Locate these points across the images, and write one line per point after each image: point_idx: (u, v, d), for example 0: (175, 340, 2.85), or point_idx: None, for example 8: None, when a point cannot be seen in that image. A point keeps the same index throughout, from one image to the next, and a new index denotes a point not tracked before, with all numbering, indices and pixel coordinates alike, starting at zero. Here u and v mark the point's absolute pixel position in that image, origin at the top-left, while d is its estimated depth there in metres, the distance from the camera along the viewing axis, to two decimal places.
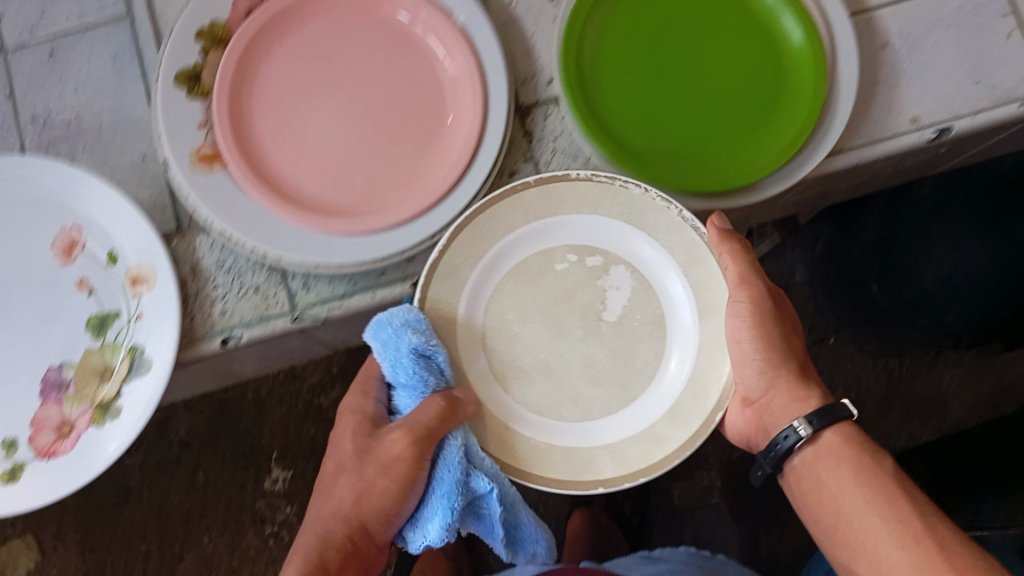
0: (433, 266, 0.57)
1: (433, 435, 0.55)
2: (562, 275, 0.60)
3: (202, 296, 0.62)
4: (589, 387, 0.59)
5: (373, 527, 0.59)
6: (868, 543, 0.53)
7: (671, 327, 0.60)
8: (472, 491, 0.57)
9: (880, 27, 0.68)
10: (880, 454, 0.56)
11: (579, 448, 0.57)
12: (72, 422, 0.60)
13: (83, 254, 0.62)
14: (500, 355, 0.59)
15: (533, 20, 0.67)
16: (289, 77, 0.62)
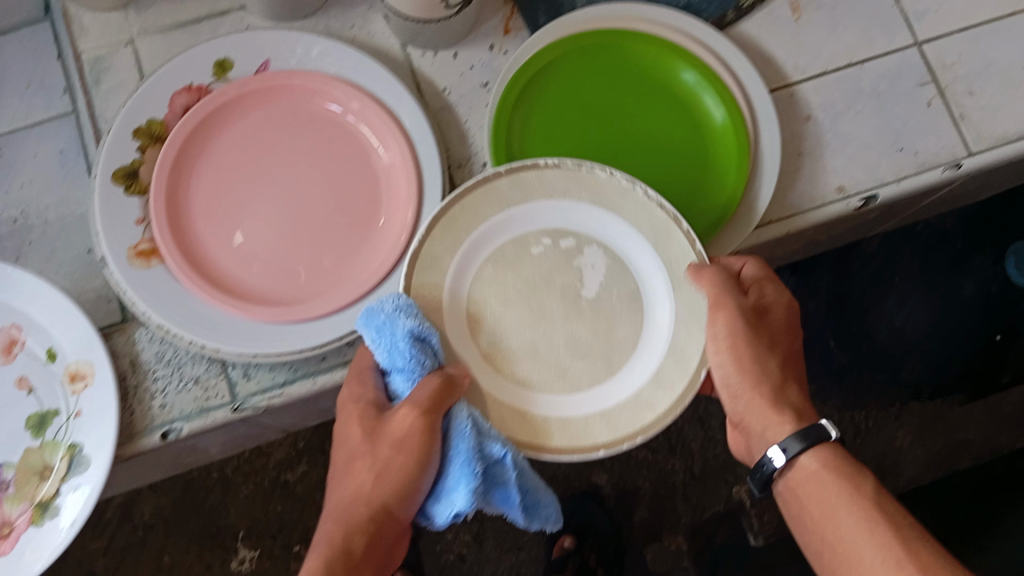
0: (413, 254, 0.54)
1: (436, 406, 0.49)
2: (539, 259, 0.56)
3: (142, 390, 0.62)
4: (577, 362, 0.55)
5: (397, 511, 0.50)
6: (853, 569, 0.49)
7: (648, 301, 0.56)
8: (489, 454, 0.50)
9: (802, 101, 0.70)
10: (862, 476, 0.52)
11: (573, 420, 0.53)
12: (12, 523, 0.60)
13: (23, 353, 0.62)
14: (485, 336, 0.55)
15: (467, 107, 0.68)
16: (226, 171, 0.63)
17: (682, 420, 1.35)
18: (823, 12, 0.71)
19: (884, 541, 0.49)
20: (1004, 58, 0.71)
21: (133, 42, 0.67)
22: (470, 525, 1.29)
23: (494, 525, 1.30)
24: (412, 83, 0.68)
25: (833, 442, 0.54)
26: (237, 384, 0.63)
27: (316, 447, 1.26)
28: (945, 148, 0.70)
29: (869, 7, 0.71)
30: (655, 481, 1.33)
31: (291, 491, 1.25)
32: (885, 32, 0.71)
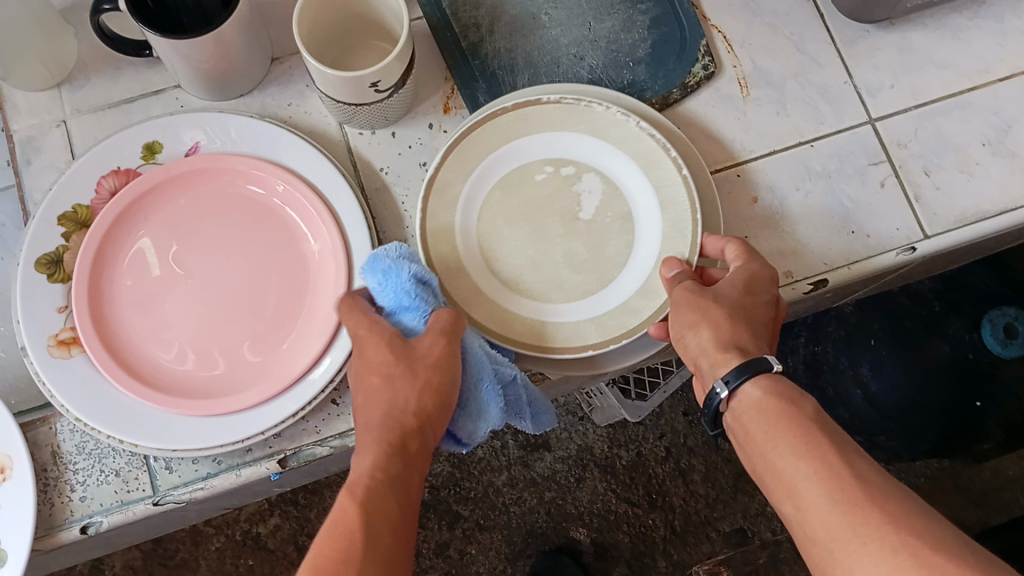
0: (429, 181, 0.61)
1: (454, 325, 0.54)
2: (541, 185, 0.64)
3: (61, 483, 0.61)
4: (571, 275, 0.62)
5: (437, 419, 0.52)
6: (797, 491, 0.46)
7: (637, 224, 0.63)
8: (502, 373, 0.57)
9: (747, 182, 0.68)
10: (803, 397, 0.50)
11: (567, 322, 0.61)
12: None
13: None
14: (491, 252, 0.63)
15: (404, 187, 0.68)
16: (154, 257, 0.63)
17: (663, 473, 1.32)
18: (771, 89, 0.70)
19: (828, 465, 0.45)
20: (960, 135, 0.69)
21: (65, 122, 0.68)
22: None
23: None
24: (350, 163, 0.68)
25: (773, 372, 0.51)
26: (160, 476, 0.61)
27: (288, 500, 1.24)
28: (899, 228, 0.67)
29: (819, 83, 0.70)
30: (634, 537, 1.30)
31: (263, 545, 1.23)
32: (836, 109, 0.69)
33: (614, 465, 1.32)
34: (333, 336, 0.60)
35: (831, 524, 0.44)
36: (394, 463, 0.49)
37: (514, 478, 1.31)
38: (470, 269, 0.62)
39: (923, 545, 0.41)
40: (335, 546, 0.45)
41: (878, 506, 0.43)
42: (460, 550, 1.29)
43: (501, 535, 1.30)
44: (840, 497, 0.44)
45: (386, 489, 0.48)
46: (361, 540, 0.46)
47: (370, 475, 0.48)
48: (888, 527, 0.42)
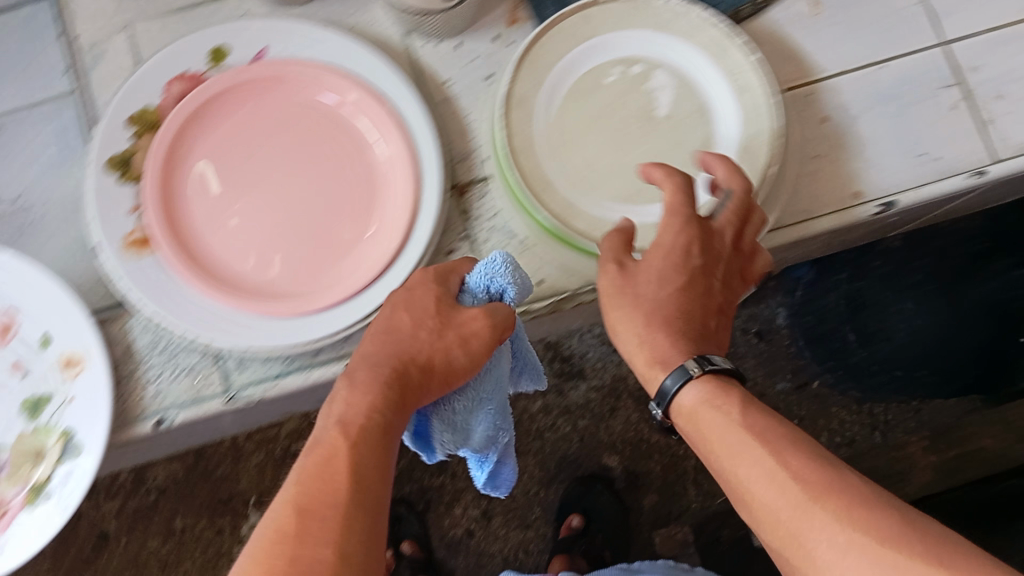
0: (505, 97, 0.61)
1: (504, 323, 0.55)
2: (613, 87, 0.63)
3: (135, 378, 0.63)
4: (661, 172, 0.62)
5: (432, 384, 0.53)
6: (749, 493, 0.46)
7: (714, 115, 0.63)
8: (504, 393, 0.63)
9: (818, 101, 0.67)
10: (736, 395, 0.49)
11: (666, 220, 0.61)
12: (6, 504, 0.60)
13: (16, 339, 0.62)
14: (577, 157, 0.62)
15: (470, 100, 0.67)
16: (221, 161, 0.63)
17: None
18: (842, 9, 0.69)
19: (769, 465, 0.45)
20: None
21: (131, 27, 0.68)
22: (477, 501, 1.29)
23: (502, 504, 1.30)
24: (415, 73, 0.68)
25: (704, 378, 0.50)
26: (231, 375, 0.63)
27: None
28: (969, 153, 0.67)
29: (892, 4, 0.69)
30: (666, 466, 1.31)
31: None
32: (907, 31, 0.68)
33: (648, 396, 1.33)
34: (405, 238, 0.61)
35: (781, 519, 0.43)
36: (390, 411, 0.50)
37: (549, 405, 1.32)
38: (555, 176, 0.61)
39: (870, 538, 0.40)
40: (319, 489, 0.45)
41: (823, 503, 0.42)
42: None
43: (534, 460, 1.31)
44: (783, 496, 0.44)
45: (378, 434, 0.48)
46: (347, 482, 0.46)
47: (366, 416, 0.49)
48: (835, 525, 0.41)
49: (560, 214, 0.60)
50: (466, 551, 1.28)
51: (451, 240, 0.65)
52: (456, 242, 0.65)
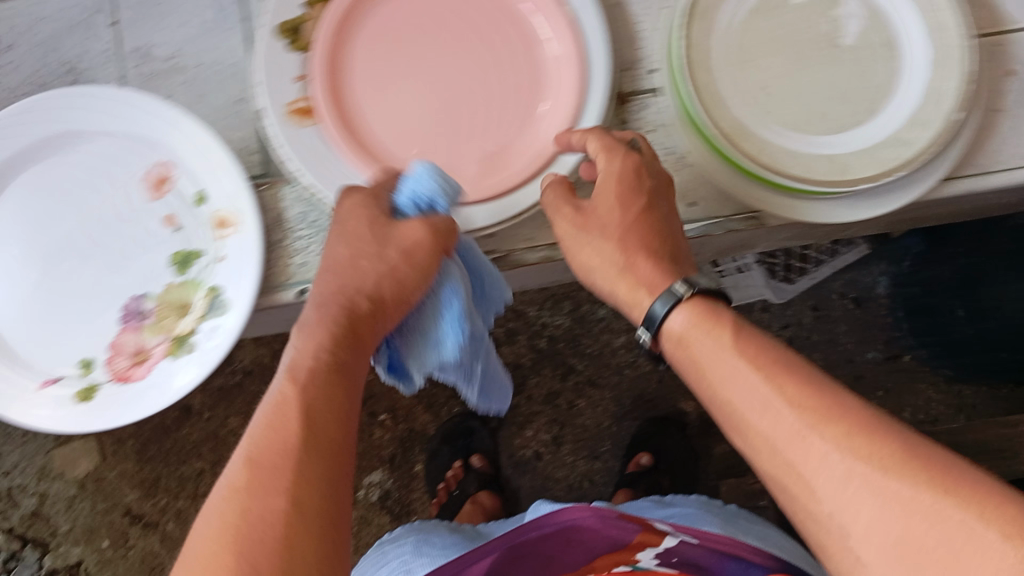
0: (690, 7, 0.59)
1: (447, 234, 0.56)
2: (800, 10, 0.61)
3: (283, 246, 0.64)
4: (839, 105, 0.60)
5: (390, 315, 0.55)
6: (745, 417, 0.51)
7: (903, 51, 0.60)
8: (474, 322, 0.58)
9: (1008, 53, 0.64)
10: (726, 317, 0.55)
11: (837, 154, 0.59)
12: (149, 351, 0.62)
13: (172, 192, 0.63)
14: (753, 79, 0.60)
15: (643, 6, 0.65)
16: (389, 40, 0.63)
17: None
18: None
19: (772, 393, 0.50)
20: None
21: None
22: (549, 426, 1.30)
23: (573, 432, 1.31)
24: None
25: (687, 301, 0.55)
26: None
27: None
28: None
29: None
30: None
31: None
32: None
33: None
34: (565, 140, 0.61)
35: (778, 449, 0.49)
36: (342, 350, 0.52)
37: (633, 342, 1.31)
38: (728, 94, 0.60)
39: (869, 468, 0.46)
40: (274, 435, 0.49)
41: (821, 425, 0.48)
42: (570, 401, 1.31)
43: (610, 395, 1.31)
44: (782, 426, 0.49)
45: (328, 373, 0.51)
46: (298, 426, 0.49)
47: (314, 358, 0.52)
48: (834, 455, 0.47)
49: (729, 134, 0.59)
50: (532, 472, 1.30)
51: None
52: None
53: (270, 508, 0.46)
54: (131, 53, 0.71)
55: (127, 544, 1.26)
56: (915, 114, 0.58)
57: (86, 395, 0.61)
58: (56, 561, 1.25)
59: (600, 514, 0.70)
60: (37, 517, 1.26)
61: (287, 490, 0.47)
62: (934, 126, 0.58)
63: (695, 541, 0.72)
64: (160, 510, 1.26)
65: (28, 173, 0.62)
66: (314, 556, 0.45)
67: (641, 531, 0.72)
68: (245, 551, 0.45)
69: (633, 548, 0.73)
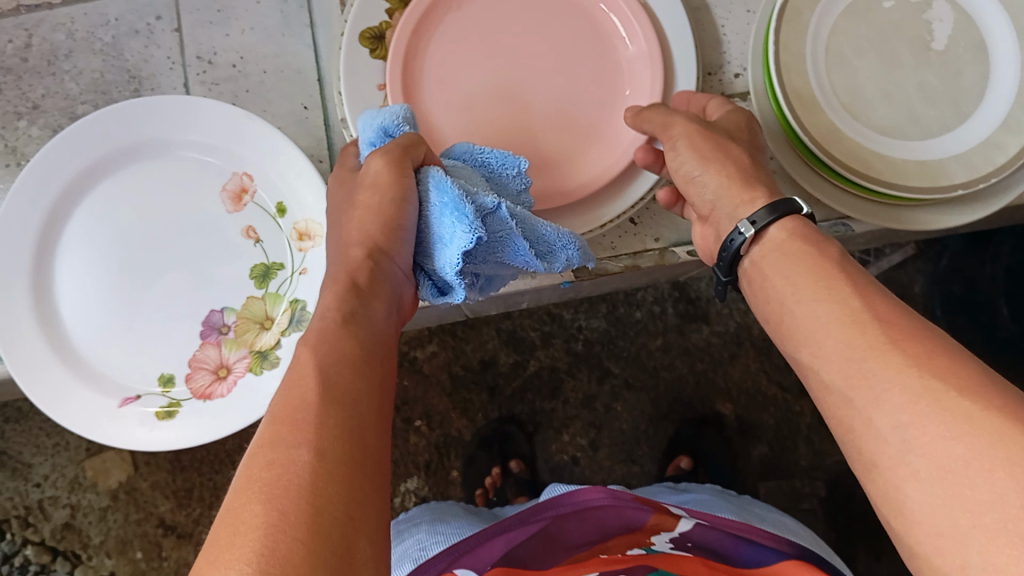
0: (781, 9, 0.58)
1: (404, 149, 0.53)
2: (889, 13, 0.60)
3: None
4: (928, 108, 0.59)
5: (388, 249, 0.53)
6: (817, 335, 0.46)
7: (994, 53, 0.59)
8: (478, 198, 0.51)
9: None
10: (826, 242, 0.50)
11: (930, 159, 0.59)
12: (229, 366, 0.61)
13: (252, 203, 0.62)
14: (843, 83, 0.60)
15: (724, 10, 0.65)
16: (463, 51, 0.61)
17: None
18: None
19: (852, 309, 0.45)
20: None
21: None
22: (586, 430, 1.26)
23: (610, 436, 1.27)
24: None
25: (800, 215, 0.52)
26: None
27: (447, 330, 1.27)
28: None
29: None
30: (780, 419, 1.27)
31: (418, 368, 1.27)
32: None
33: (770, 346, 1.29)
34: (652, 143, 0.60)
35: (847, 381, 0.43)
36: (350, 304, 0.49)
37: (669, 343, 1.29)
38: (818, 99, 0.59)
39: (947, 387, 0.39)
40: (292, 392, 0.43)
41: (900, 349, 0.41)
42: (606, 405, 1.27)
43: (646, 396, 1.27)
44: (863, 337, 0.43)
45: (337, 327, 0.47)
46: (314, 380, 0.44)
47: (324, 318, 0.48)
48: (912, 371, 0.40)
49: (821, 140, 0.58)
50: (570, 477, 1.26)
51: None
52: None
53: (289, 455, 0.39)
54: (193, 60, 0.70)
55: (162, 555, 1.24)
56: (1008, 118, 0.57)
57: (168, 412, 0.60)
58: (89, 573, 1.23)
59: (614, 494, 0.67)
60: (69, 529, 1.23)
61: (306, 436, 0.40)
62: None
63: (710, 524, 0.69)
64: (194, 520, 1.24)
65: (104, 185, 0.61)
66: (341, 501, 0.38)
67: (655, 511, 0.69)
68: (269, 499, 0.38)
69: (647, 531, 0.70)
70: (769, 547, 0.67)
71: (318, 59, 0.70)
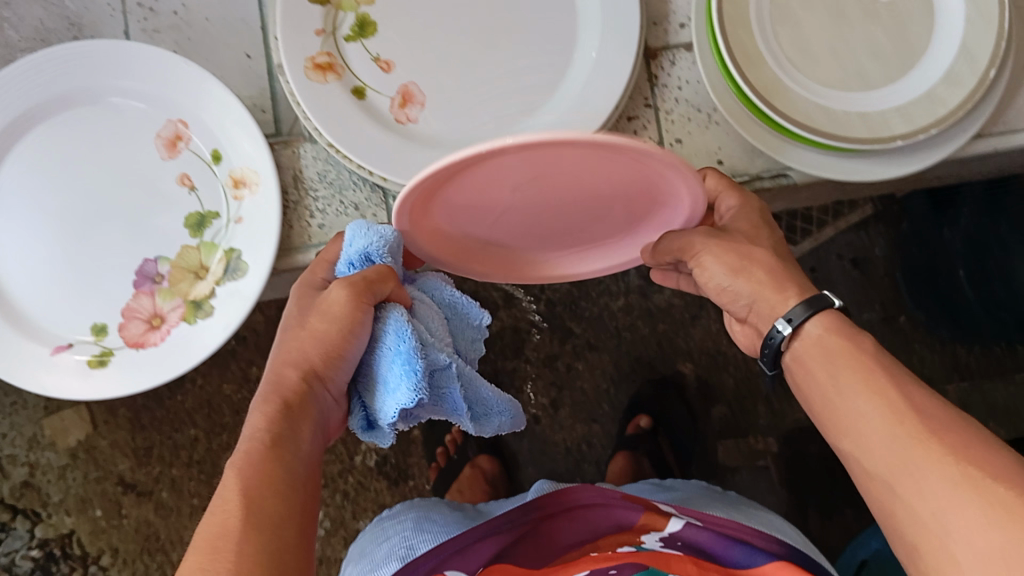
0: None
1: (369, 282, 0.54)
2: None
3: (301, 208, 0.62)
4: (875, 62, 0.58)
5: (323, 373, 0.54)
6: (857, 426, 0.48)
7: (938, 7, 0.58)
8: (431, 357, 0.55)
9: None
10: (862, 335, 0.52)
11: (872, 113, 0.58)
12: (163, 316, 0.60)
13: (187, 151, 0.60)
14: (788, 37, 0.59)
15: None
16: (483, 186, 0.51)
17: None
18: None
19: (890, 399, 0.47)
20: None
21: None
22: (548, 389, 1.25)
23: (572, 396, 1.26)
24: None
25: (834, 310, 0.54)
26: None
27: None
28: None
29: None
30: (739, 380, 1.26)
31: None
32: None
33: None
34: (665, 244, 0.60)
35: (885, 465, 0.46)
36: (279, 424, 0.50)
37: (631, 304, 1.26)
38: (761, 54, 0.58)
39: (983, 475, 0.42)
40: (215, 516, 0.45)
41: (938, 439, 0.45)
42: (568, 365, 1.25)
43: (609, 357, 1.26)
44: (901, 430, 0.46)
45: (263, 447, 0.49)
46: (237, 505, 0.45)
47: (252, 438, 0.50)
48: (949, 461, 0.43)
49: (766, 97, 0.57)
50: (532, 437, 1.25)
51: (635, 106, 0.64)
52: (639, 109, 0.64)
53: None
54: (135, 7, 0.68)
55: (122, 513, 1.21)
56: (951, 72, 0.57)
57: (100, 361, 0.60)
58: (49, 531, 1.20)
59: (603, 493, 0.70)
60: (28, 488, 1.20)
61: (227, 564, 0.42)
62: (969, 85, 0.56)
63: (701, 523, 0.66)
64: (153, 479, 1.21)
65: (38, 133, 0.60)
66: None
67: (645, 511, 0.69)
68: None
69: (638, 532, 0.69)
70: (760, 550, 0.64)
71: (262, 8, 0.69)
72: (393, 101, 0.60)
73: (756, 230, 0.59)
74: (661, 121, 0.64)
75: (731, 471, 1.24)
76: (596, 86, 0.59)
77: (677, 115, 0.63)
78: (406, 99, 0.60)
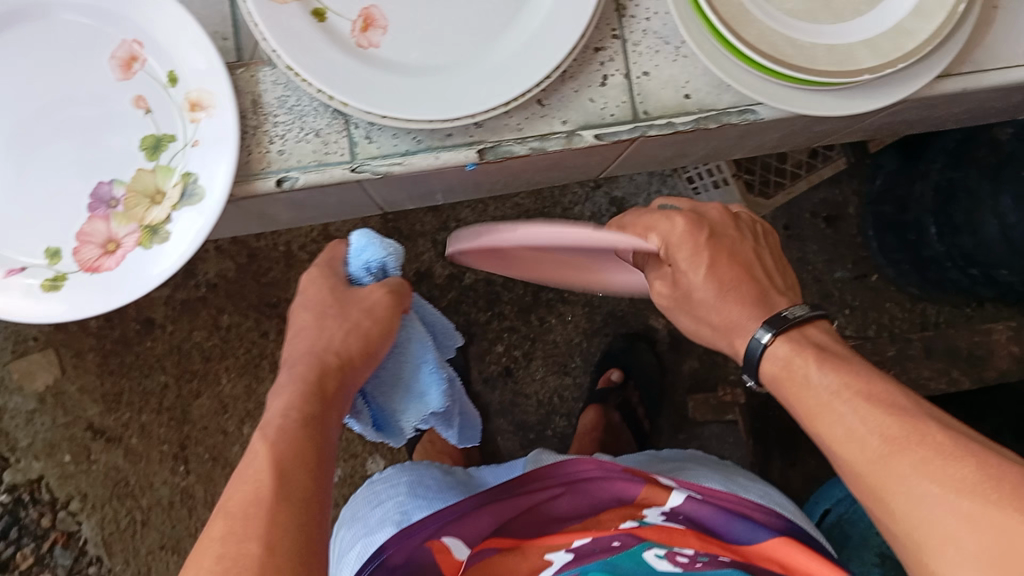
0: None
1: (404, 292, 0.66)
2: None
3: (260, 133, 0.61)
4: None
5: (356, 364, 0.60)
6: (834, 446, 0.48)
7: None
8: (441, 368, 0.72)
9: None
10: (822, 355, 0.52)
11: (839, 44, 0.57)
12: (119, 241, 0.59)
13: (143, 71, 0.59)
14: None
15: None
16: None
17: None
18: None
19: (854, 420, 0.47)
20: None
21: None
22: (520, 342, 1.23)
23: (544, 348, 1.24)
24: None
25: (789, 325, 0.54)
26: (359, 145, 0.62)
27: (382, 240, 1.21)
28: None
29: None
30: None
31: None
32: None
33: None
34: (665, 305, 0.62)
35: (863, 483, 0.46)
36: (312, 404, 0.54)
37: None
38: None
39: (943, 489, 0.42)
40: (248, 488, 0.47)
41: (897, 455, 0.45)
42: (541, 318, 1.24)
43: (581, 310, 1.25)
44: (866, 450, 0.46)
45: (300, 422, 0.53)
46: (270, 476, 0.48)
47: (283, 415, 0.53)
48: (912, 477, 0.43)
49: (735, 21, 0.56)
50: (504, 389, 1.23)
51: (602, 37, 0.63)
52: (606, 40, 0.63)
53: (240, 551, 0.44)
54: None
55: (91, 458, 1.18)
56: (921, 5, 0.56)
57: (52, 285, 0.58)
58: (17, 476, 1.17)
59: (605, 465, 0.68)
60: None
61: (263, 529, 0.45)
62: (936, 18, 0.56)
63: (703, 498, 0.65)
64: (123, 424, 1.18)
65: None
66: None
67: (646, 483, 0.67)
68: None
69: (640, 506, 0.67)
70: (761, 525, 0.64)
71: None
72: (354, 24, 0.59)
73: (702, 237, 0.59)
74: (627, 54, 0.63)
75: (700, 426, 1.25)
76: (561, 12, 0.58)
77: (644, 47, 0.63)
78: (368, 22, 0.59)
